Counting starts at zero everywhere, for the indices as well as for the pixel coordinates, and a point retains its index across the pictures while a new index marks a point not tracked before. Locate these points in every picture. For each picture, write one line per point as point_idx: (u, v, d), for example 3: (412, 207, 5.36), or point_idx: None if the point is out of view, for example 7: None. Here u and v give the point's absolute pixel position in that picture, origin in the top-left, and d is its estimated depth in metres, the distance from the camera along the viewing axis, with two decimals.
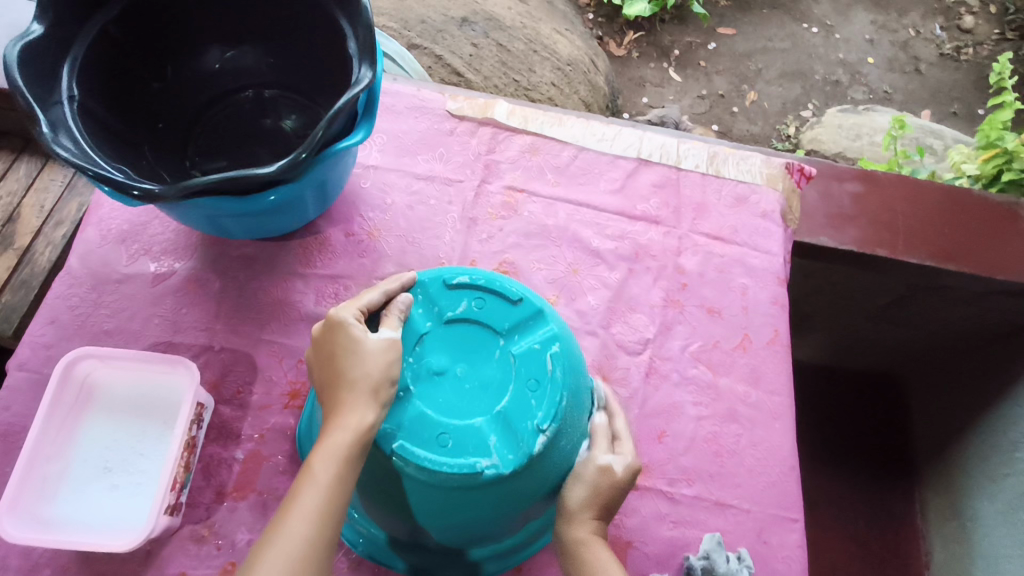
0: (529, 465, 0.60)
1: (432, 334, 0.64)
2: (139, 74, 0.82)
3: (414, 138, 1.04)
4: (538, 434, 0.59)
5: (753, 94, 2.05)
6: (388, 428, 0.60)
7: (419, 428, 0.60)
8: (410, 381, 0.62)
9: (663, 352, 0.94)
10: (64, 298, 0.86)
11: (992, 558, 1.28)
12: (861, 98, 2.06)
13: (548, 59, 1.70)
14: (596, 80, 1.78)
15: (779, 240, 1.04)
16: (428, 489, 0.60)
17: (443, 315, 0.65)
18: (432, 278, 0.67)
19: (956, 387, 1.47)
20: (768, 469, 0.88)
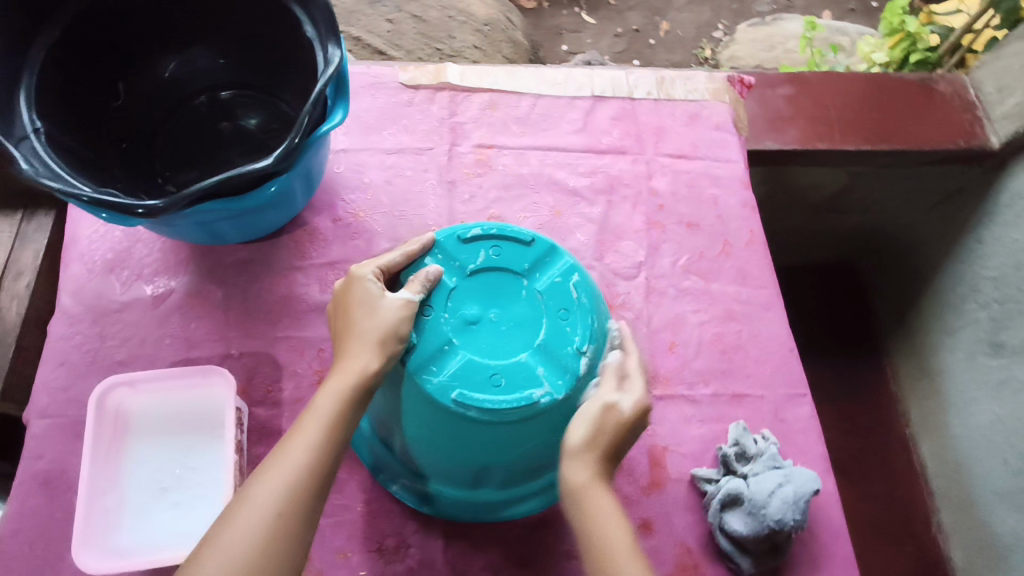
0: (577, 386, 0.65)
1: (459, 287, 0.67)
2: (93, 96, 0.81)
3: (376, 115, 1.05)
4: (580, 356, 0.64)
5: (667, 23, 2.11)
6: (444, 380, 0.63)
7: (471, 374, 0.63)
8: (452, 334, 0.65)
9: (656, 272, 1.00)
10: (69, 338, 0.86)
11: (962, 401, 1.42)
12: (766, 10, 2.13)
13: (466, 23, 1.69)
14: (516, 36, 1.77)
15: (737, 148, 1.10)
16: (494, 429, 0.64)
17: (465, 268, 0.68)
18: (446, 237, 0.70)
19: (908, 258, 1.60)
20: (771, 356, 0.96)
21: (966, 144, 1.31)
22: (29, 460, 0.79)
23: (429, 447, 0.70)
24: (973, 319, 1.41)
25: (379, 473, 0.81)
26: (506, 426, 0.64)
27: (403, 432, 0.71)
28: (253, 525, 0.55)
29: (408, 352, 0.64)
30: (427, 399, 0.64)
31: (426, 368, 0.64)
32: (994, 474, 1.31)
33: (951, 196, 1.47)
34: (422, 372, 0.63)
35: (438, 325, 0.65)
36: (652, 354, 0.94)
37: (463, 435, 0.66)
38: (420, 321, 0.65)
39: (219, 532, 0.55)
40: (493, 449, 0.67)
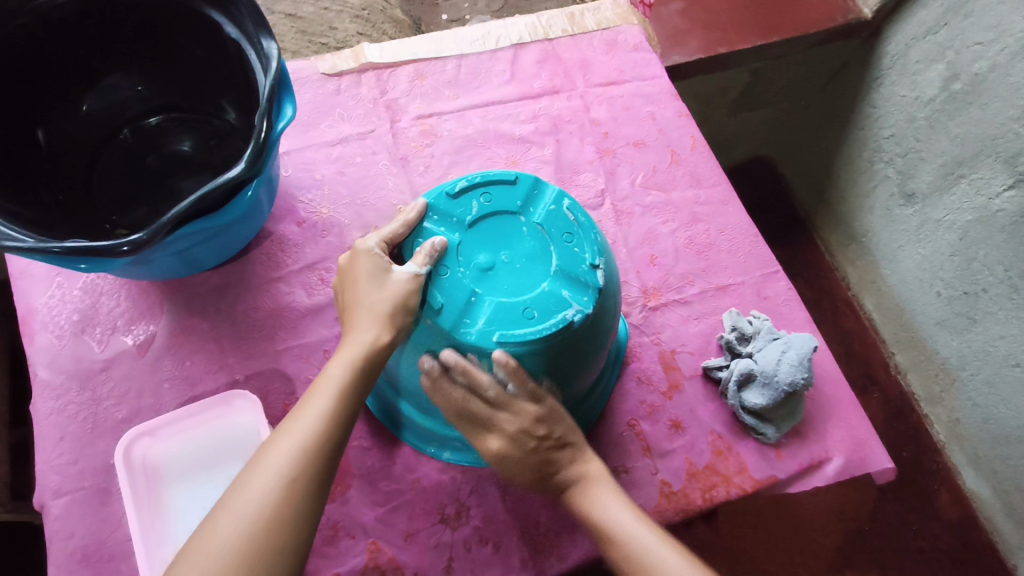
0: (601, 299, 0.69)
1: (465, 240, 0.70)
2: (14, 149, 0.75)
3: (307, 110, 1.04)
4: (595, 269, 0.69)
5: None
6: (482, 328, 0.65)
7: (504, 314, 0.66)
8: (474, 285, 0.67)
9: (619, 195, 1.04)
10: (61, 411, 0.81)
11: (890, 252, 1.57)
12: None
13: (343, 10, 1.58)
14: (397, 15, 1.66)
15: (658, 64, 1.15)
16: (536, 360, 0.68)
17: (464, 221, 0.70)
18: (436, 198, 0.72)
19: (815, 136, 1.72)
20: (742, 244, 1.02)
21: (843, 20, 1.41)
22: (60, 542, 0.75)
23: None
24: (883, 176, 1.53)
25: (428, 445, 0.83)
26: (544, 354, 0.67)
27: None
28: (265, 486, 0.57)
29: (438, 314, 0.66)
30: (469, 351, 0.66)
31: (461, 322, 0.66)
32: (930, 307, 1.46)
33: (840, 71, 1.58)
34: (459, 327, 0.66)
35: (458, 279, 0.67)
36: (637, 271, 0.99)
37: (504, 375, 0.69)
38: (440, 281, 0.67)
39: (233, 498, 0.56)
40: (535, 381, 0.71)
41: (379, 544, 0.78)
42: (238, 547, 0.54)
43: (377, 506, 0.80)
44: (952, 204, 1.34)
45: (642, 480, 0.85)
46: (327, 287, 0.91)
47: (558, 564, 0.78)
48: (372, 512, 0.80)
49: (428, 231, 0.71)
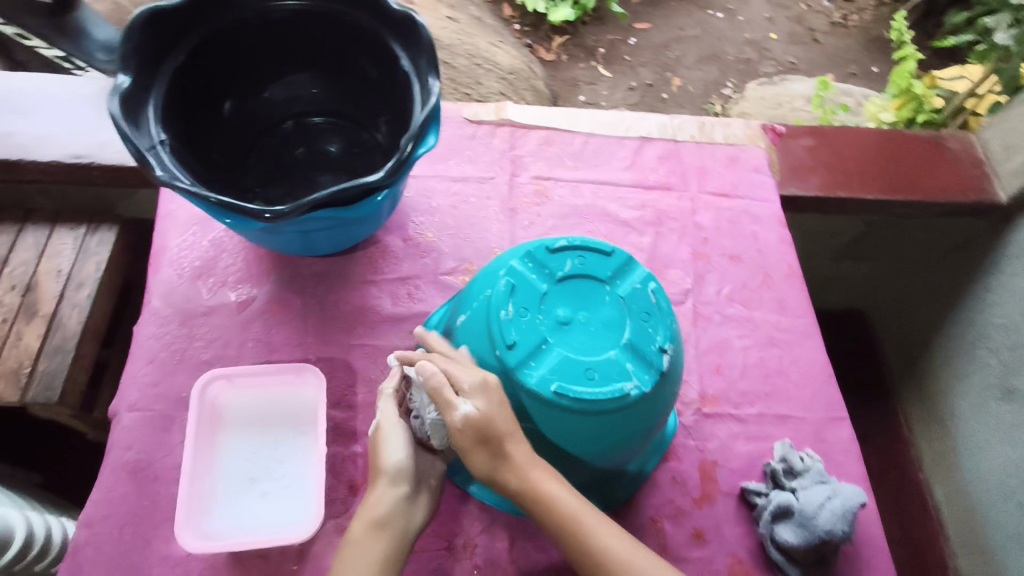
0: (660, 381, 0.72)
1: (551, 291, 0.74)
2: (204, 113, 0.89)
3: (442, 147, 1.15)
4: (661, 352, 0.72)
5: (678, 79, 2.41)
6: (543, 375, 0.70)
7: (567, 368, 0.70)
8: (548, 333, 0.72)
9: (703, 298, 1.06)
10: (158, 338, 0.91)
11: (974, 444, 1.48)
12: (771, 71, 2.46)
13: (492, 71, 1.89)
14: (538, 85, 2.00)
15: (772, 189, 1.20)
16: (585, 419, 0.71)
17: (555, 275, 0.75)
18: (536, 246, 0.77)
19: (918, 302, 1.68)
20: (812, 381, 1.01)
21: (976, 198, 1.40)
22: (118, 451, 0.83)
23: None
24: (983, 364, 1.47)
25: (456, 474, 0.85)
26: (592, 416, 0.70)
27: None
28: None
29: (507, 349, 0.71)
30: (525, 391, 0.70)
31: (526, 364, 0.70)
32: (1007, 516, 1.35)
33: (960, 248, 1.54)
34: (523, 368, 0.70)
35: (535, 325, 0.72)
36: (700, 374, 1.00)
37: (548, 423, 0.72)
38: (518, 321, 0.72)
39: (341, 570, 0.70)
40: (577, 439, 0.74)
41: None
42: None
43: None
44: None
45: None
46: (411, 301, 0.99)
47: None
48: None
49: (518, 271, 0.75)
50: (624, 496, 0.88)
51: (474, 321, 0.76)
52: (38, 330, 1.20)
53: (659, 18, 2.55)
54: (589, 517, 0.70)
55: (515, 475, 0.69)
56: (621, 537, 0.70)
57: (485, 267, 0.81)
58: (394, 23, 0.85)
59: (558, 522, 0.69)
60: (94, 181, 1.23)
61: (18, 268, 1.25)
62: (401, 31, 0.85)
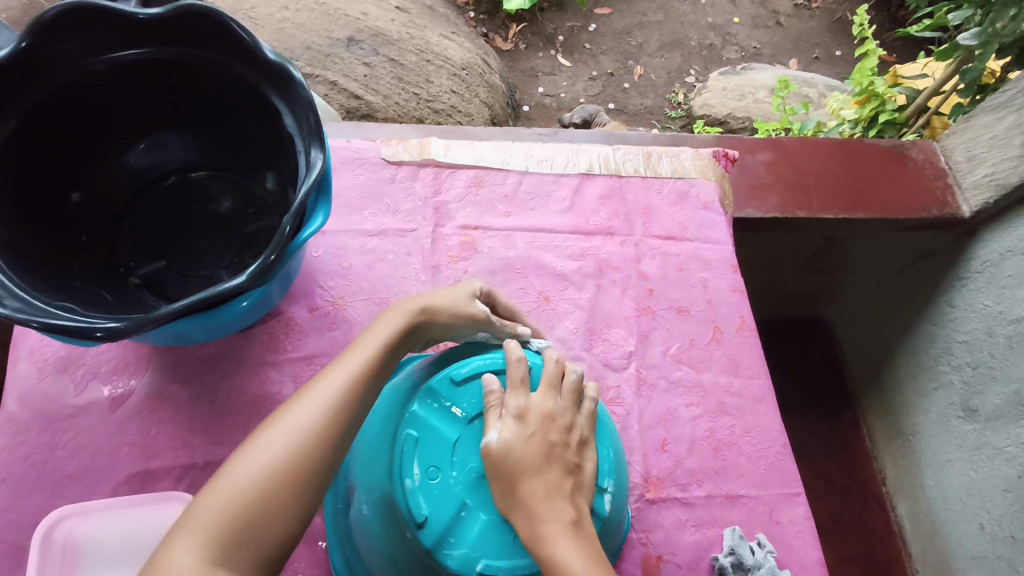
0: (607, 527, 0.61)
1: (463, 438, 0.61)
2: (49, 186, 0.75)
3: (356, 193, 1.02)
4: (601, 493, 0.60)
5: (640, 67, 2.29)
6: (465, 552, 0.56)
7: (493, 539, 0.57)
8: (465, 495, 0.58)
9: (647, 361, 0.96)
10: (12, 449, 0.78)
11: (936, 463, 1.43)
12: (734, 57, 2.35)
13: (443, 67, 1.74)
14: (492, 80, 1.88)
15: (724, 228, 1.10)
16: None
17: (466, 415, 0.62)
18: (439, 379, 0.63)
19: (880, 314, 1.62)
20: (766, 452, 0.92)
21: (938, 212, 1.31)
22: None
23: None
24: (946, 381, 1.41)
25: None
26: None
27: None
28: (325, 404, 0.60)
29: (419, 528, 0.57)
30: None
31: (444, 541, 0.57)
32: (969, 538, 1.32)
33: (924, 256, 1.46)
34: (441, 547, 0.56)
35: (449, 486, 0.58)
36: (644, 454, 0.90)
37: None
38: (428, 488, 0.58)
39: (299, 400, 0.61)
40: None
41: None
42: (283, 455, 0.57)
43: None
44: (1017, 436, 1.20)
45: None
46: None
47: None
48: None
49: (421, 417, 0.61)
50: None
51: (374, 479, 0.62)
52: None
53: (621, 3, 2.42)
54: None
55: (523, 522, 0.55)
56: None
57: (390, 397, 0.67)
58: (270, 74, 0.72)
59: None
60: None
61: None
62: (278, 83, 0.72)
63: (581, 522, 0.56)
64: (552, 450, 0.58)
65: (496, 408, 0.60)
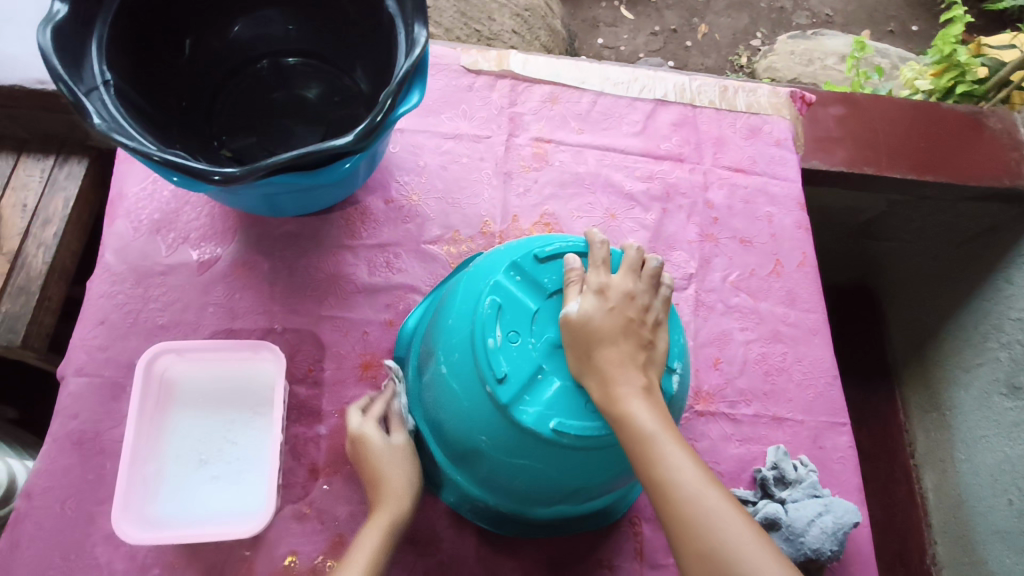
0: (670, 405, 0.64)
1: (542, 310, 0.64)
2: (159, 50, 0.79)
3: (435, 98, 1.04)
4: (669, 372, 0.63)
5: (705, 26, 2.21)
6: (540, 410, 0.60)
7: (566, 401, 0.60)
8: (542, 360, 0.61)
9: (706, 285, 0.98)
10: (110, 297, 0.84)
11: (970, 437, 1.40)
12: (805, 23, 2.26)
13: (506, 6, 1.67)
14: (554, 24, 1.77)
15: (794, 166, 1.10)
16: (590, 456, 0.62)
17: (547, 289, 0.64)
18: (523, 254, 0.66)
19: (926, 291, 1.56)
20: (815, 381, 0.94)
21: (1010, 183, 1.27)
22: (62, 418, 0.78)
23: (512, 478, 0.66)
24: (992, 357, 1.37)
25: (461, 504, 0.76)
26: (599, 452, 0.61)
27: (484, 461, 0.66)
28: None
29: (498, 384, 0.60)
30: (518, 430, 0.60)
31: (520, 399, 0.60)
32: (996, 512, 1.29)
33: (985, 233, 1.41)
34: (517, 403, 0.60)
35: (527, 351, 0.62)
36: (696, 368, 0.93)
37: (548, 464, 0.62)
38: (508, 349, 0.61)
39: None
40: (582, 476, 0.64)
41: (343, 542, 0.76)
42: None
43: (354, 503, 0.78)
44: None
45: None
46: (389, 271, 0.91)
47: None
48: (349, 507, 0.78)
49: (505, 286, 0.64)
50: (625, 506, 0.80)
51: (453, 343, 0.65)
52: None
53: None
54: (671, 442, 0.57)
55: (597, 384, 0.59)
56: (704, 477, 0.56)
57: (469, 271, 0.70)
58: None
59: (627, 437, 0.57)
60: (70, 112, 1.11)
61: None
62: None
63: (652, 389, 0.60)
64: (629, 324, 0.61)
65: (577, 284, 0.63)
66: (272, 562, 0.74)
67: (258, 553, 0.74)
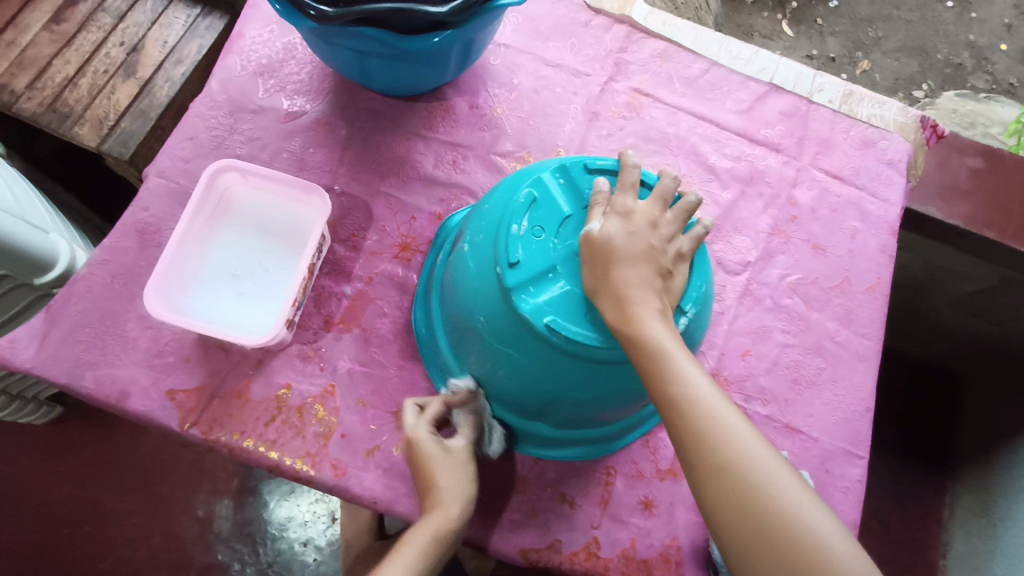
0: None
1: (574, 217, 0.64)
2: None
3: (549, 25, 1.04)
4: (679, 313, 0.62)
5: (868, 63, 1.76)
6: (540, 304, 0.60)
7: (569, 305, 0.61)
8: (557, 261, 0.62)
9: (761, 278, 0.94)
10: (204, 118, 0.91)
11: (1013, 553, 1.20)
12: (981, 88, 1.74)
13: None
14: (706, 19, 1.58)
15: (900, 190, 1.02)
16: (575, 364, 0.62)
17: (584, 199, 0.65)
18: (573, 162, 0.66)
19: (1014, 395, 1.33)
20: (845, 406, 0.89)
21: None
22: (135, 208, 0.86)
23: (501, 368, 0.68)
24: None
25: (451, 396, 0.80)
26: (588, 364, 0.62)
27: (479, 344, 0.68)
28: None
29: (508, 267, 0.61)
30: (515, 317, 0.61)
31: (524, 288, 0.61)
32: None
33: None
34: (520, 291, 0.61)
35: (546, 249, 0.62)
36: (722, 353, 0.89)
37: (535, 360, 0.63)
38: (528, 240, 0.62)
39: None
40: (565, 386, 0.65)
41: (332, 391, 0.80)
42: None
43: (355, 362, 0.82)
44: None
45: (578, 523, 0.78)
46: (452, 170, 0.93)
47: None
48: (349, 364, 0.82)
49: (545, 185, 0.65)
50: (603, 451, 0.81)
51: (483, 226, 0.67)
52: (130, 90, 1.17)
53: None
54: (685, 360, 0.57)
55: (612, 304, 0.58)
56: (715, 391, 0.57)
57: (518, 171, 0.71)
58: None
59: (642, 356, 0.57)
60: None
61: (130, 27, 1.23)
62: None
63: (667, 315, 0.59)
64: (650, 250, 0.60)
65: (602, 206, 0.62)
66: (268, 387, 0.80)
67: (258, 375, 0.80)
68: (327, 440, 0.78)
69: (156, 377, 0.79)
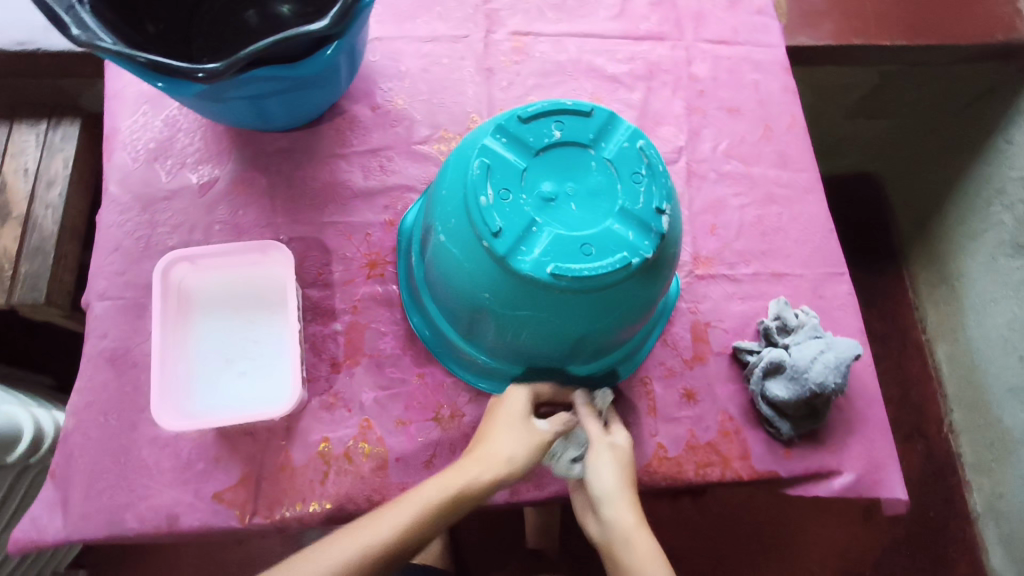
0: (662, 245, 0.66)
1: (531, 167, 0.66)
2: None
3: (409, 3, 1.03)
4: (659, 214, 0.65)
5: None
6: (537, 258, 0.63)
7: (562, 247, 0.63)
8: (534, 214, 0.64)
9: (697, 156, 0.99)
10: (120, 225, 0.87)
11: (980, 302, 1.35)
12: None
13: None
14: None
15: (777, 33, 1.09)
16: (588, 297, 0.65)
17: (533, 147, 0.66)
18: (507, 117, 0.67)
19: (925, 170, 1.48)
20: (812, 237, 0.96)
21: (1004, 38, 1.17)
22: (95, 339, 0.82)
23: (522, 332, 0.70)
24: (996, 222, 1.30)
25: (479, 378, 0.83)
26: (600, 294, 0.65)
27: (493, 319, 0.70)
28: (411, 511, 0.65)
29: (494, 238, 0.63)
30: (518, 278, 0.64)
31: (517, 249, 0.63)
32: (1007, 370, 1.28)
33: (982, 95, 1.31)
34: (514, 254, 0.63)
35: (519, 206, 0.64)
36: (693, 237, 0.95)
37: (551, 310, 0.66)
38: (501, 205, 0.64)
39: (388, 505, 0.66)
40: (586, 321, 0.68)
41: (369, 424, 0.81)
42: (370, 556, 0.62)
43: (377, 389, 0.83)
44: None
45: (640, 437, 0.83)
46: (383, 174, 0.93)
47: (534, 490, 0.80)
48: (372, 393, 0.82)
49: (492, 149, 0.66)
50: (632, 365, 0.86)
51: (450, 210, 0.68)
52: (13, 232, 1.08)
53: None
54: None
55: None
56: None
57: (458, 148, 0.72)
58: None
59: None
60: (89, 74, 1.15)
61: None
62: None
63: None
64: None
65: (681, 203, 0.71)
66: (307, 448, 0.79)
67: (293, 442, 0.79)
68: (387, 469, 0.79)
69: (197, 487, 0.77)
